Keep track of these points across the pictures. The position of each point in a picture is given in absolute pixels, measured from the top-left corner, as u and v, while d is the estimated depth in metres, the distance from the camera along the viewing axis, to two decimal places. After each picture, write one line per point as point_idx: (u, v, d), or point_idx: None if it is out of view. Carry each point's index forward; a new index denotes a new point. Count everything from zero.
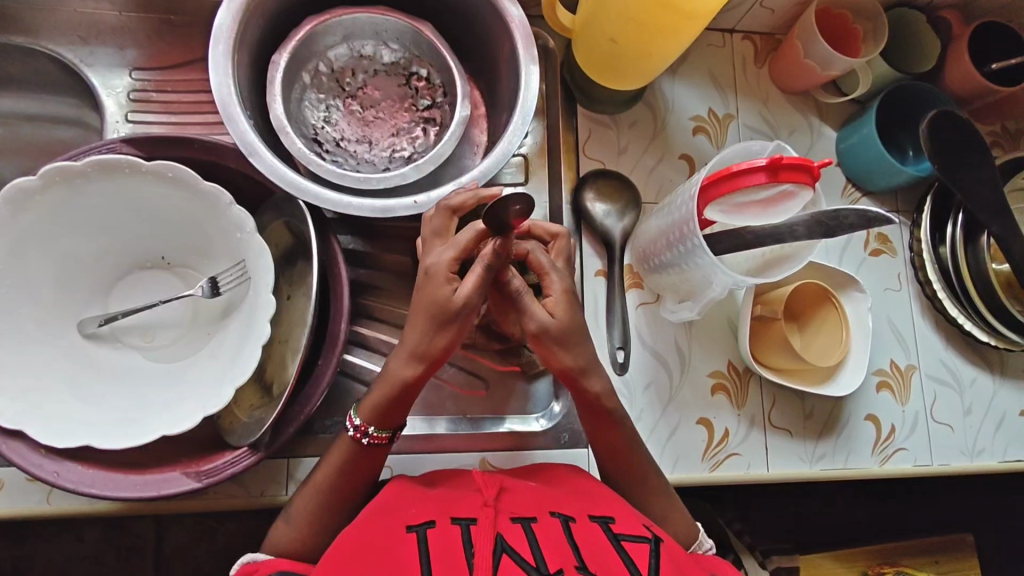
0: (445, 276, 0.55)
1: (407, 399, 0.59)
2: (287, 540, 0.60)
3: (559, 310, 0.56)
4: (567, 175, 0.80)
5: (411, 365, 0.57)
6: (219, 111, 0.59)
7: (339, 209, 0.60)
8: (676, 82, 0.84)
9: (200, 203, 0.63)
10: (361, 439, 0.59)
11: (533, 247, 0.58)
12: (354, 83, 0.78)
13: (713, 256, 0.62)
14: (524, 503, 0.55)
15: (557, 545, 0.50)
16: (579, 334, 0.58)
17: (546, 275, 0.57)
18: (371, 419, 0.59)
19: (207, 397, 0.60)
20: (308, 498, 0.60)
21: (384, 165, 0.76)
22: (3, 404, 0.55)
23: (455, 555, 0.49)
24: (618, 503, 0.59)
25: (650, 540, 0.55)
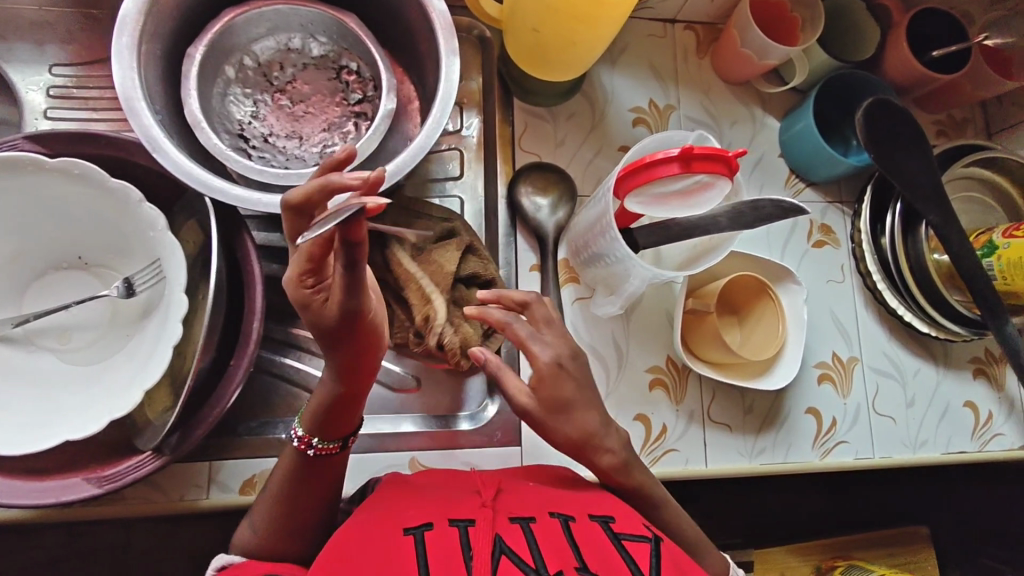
0: (307, 292, 0.46)
1: (346, 410, 0.55)
2: (253, 544, 0.57)
3: (546, 380, 0.55)
4: (503, 168, 0.79)
5: (337, 381, 0.53)
6: (122, 106, 0.58)
7: (250, 208, 0.59)
8: (616, 73, 0.83)
9: (110, 201, 0.62)
10: (307, 451, 0.56)
11: (511, 322, 0.55)
12: (282, 78, 0.76)
13: (628, 249, 0.62)
14: (523, 505, 0.55)
15: (558, 547, 0.50)
16: (572, 401, 0.55)
17: (529, 349, 0.55)
18: (314, 429, 0.55)
19: (118, 399, 0.58)
20: (269, 503, 0.58)
21: (313, 161, 0.75)
22: None
23: (452, 558, 0.48)
24: (619, 505, 0.59)
25: (650, 540, 0.54)
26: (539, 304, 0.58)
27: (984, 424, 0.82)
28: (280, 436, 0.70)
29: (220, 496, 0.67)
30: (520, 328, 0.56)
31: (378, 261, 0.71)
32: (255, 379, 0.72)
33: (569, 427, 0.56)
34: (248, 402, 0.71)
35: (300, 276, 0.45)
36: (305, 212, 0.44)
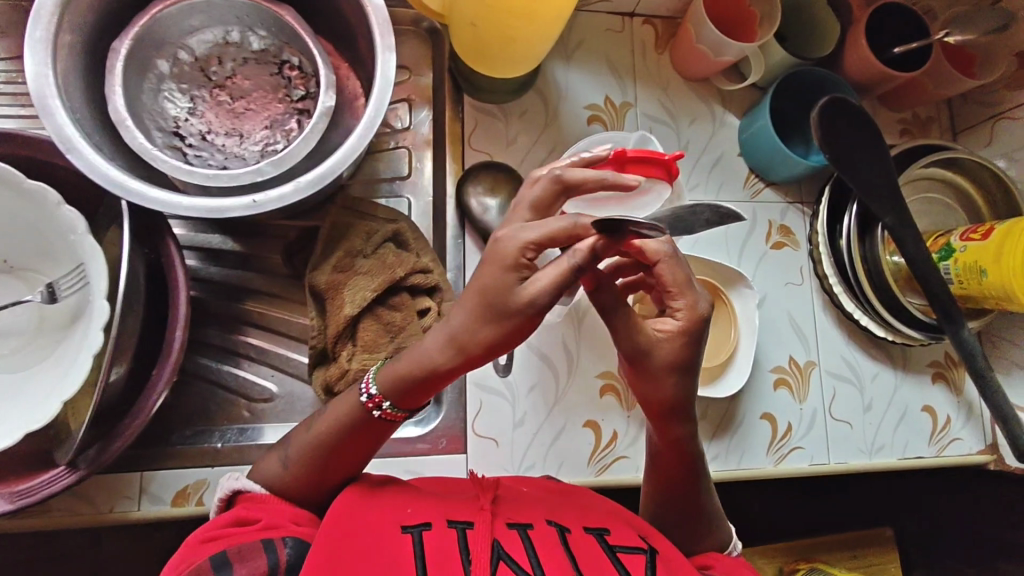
0: (514, 263, 0.49)
1: (430, 384, 0.53)
2: (278, 478, 0.56)
3: (673, 338, 0.53)
4: (452, 166, 0.77)
5: (444, 351, 0.52)
6: (33, 104, 0.55)
7: (169, 212, 0.56)
8: (571, 69, 0.81)
9: (29, 202, 0.59)
10: (374, 410, 0.55)
11: (665, 257, 0.52)
12: (221, 72, 0.73)
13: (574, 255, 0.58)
14: (520, 511, 0.57)
15: (555, 555, 0.52)
16: (694, 362, 0.54)
17: (677, 295, 0.53)
18: (388, 392, 0.53)
19: (36, 411, 0.56)
20: (306, 444, 0.57)
21: (254, 160, 0.72)
22: None
23: (451, 558, 0.49)
24: (613, 515, 0.61)
25: (646, 552, 0.56)
26: (679, 261, 0.53)
27: (942, 429, 0.81)
28: (215, 444, 0.68)
29: (151, 508, 0.65)
30: (677, 269, 0.53)
31: (314, 265, 0.69)
32: (192, 387, 0.70)
33: (653, 386, 0.55)
34: (183, 411, 0.69)
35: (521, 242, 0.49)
36: (569, 191, 0.51)
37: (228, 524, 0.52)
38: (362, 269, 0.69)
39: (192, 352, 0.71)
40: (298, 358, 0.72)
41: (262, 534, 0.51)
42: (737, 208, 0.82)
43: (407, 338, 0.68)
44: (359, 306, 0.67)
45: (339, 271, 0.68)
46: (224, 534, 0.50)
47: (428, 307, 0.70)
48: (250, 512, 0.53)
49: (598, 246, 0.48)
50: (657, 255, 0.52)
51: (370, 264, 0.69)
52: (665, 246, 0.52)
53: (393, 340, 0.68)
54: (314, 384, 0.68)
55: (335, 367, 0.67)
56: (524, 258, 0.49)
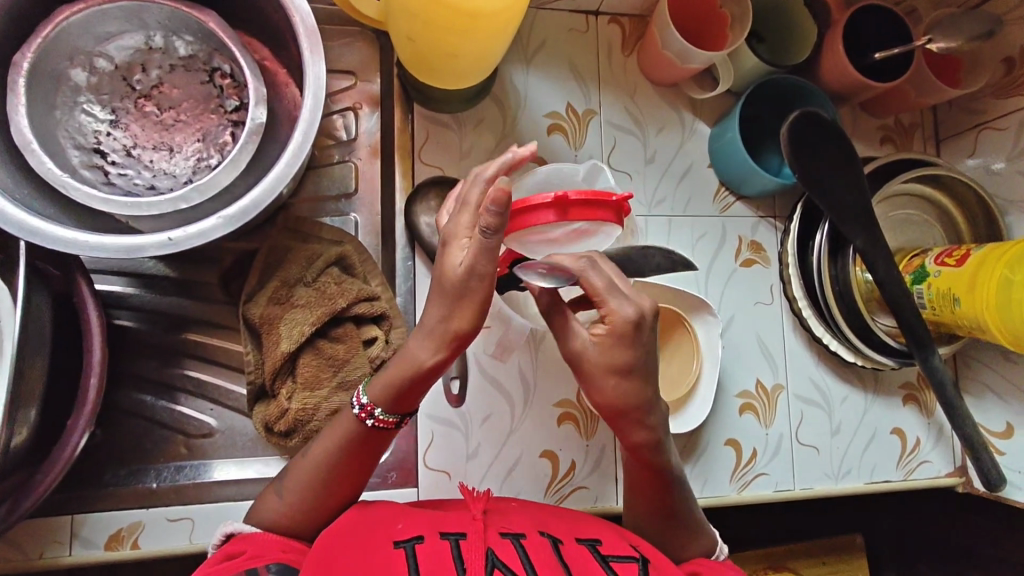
0: (456, 243, 0.49)
1: (418, 391, 0.54)
2: (277, 513, 0.56)
3: (604, 345, 0.48)
4: (401, 182, 0.72)
5: (434, 350, 0.52)
6: None
7: (74, 252, 0.51)
8: (531, 74, 0.75)
9: None
10: (366, 420, 0.55)
11: (584, 268, 0.48)
12: (145, 81, 0.67)
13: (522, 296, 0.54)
14: (512, 521, 0.55)
15: (548, 562, 0.50)
16: (635, 364, 0.48)
17: (604, 301, 0.48)
18: (379, 400, 0.54)
19: None
20: (304, 474, 0.57)
21: (185, 178, 0.67)
22: None
23: (445, 564, 0.48)
24: (607, 526, 0.60)
25: (638, 561, 0.54)
26: (603, 267, 0.49)
27: (911, 451, 0.78)
28: (151, 484, 0.65)
29: (83, 552, 0.62)
30: (600, 277, 0.48)
31: (248, 296, 0.64)
32: (126, 424, 0.66)
33: (597, 394, 0.50)
34: (118, 449, 0.66)
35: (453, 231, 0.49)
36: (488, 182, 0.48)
37: (217, 560, 0.52)
38: (300, 300, 0.64)
39: (126, 386, 0.67)
40: (239, 391, 0.68)
41: (247, 563, 0.51)
42: (705, 224, 0.77)
43: (351, 371, 0.64)
44: (296, 341, 0.63)
45: (275, 302, 0.64)
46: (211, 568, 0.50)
47: (375, 336, 0.66)
48: (236, 546, 0.53)
49: (499, 196, 0.42)
50: (571, 267, 0.49)
51: (308, 294, 0.65)
52: (584, 257, 0.49)
53: (337, 374, 0.64)
54: (253, 420, 0.64)
55: (273, 405, 0.63)
56: (466, 236, 0.49)
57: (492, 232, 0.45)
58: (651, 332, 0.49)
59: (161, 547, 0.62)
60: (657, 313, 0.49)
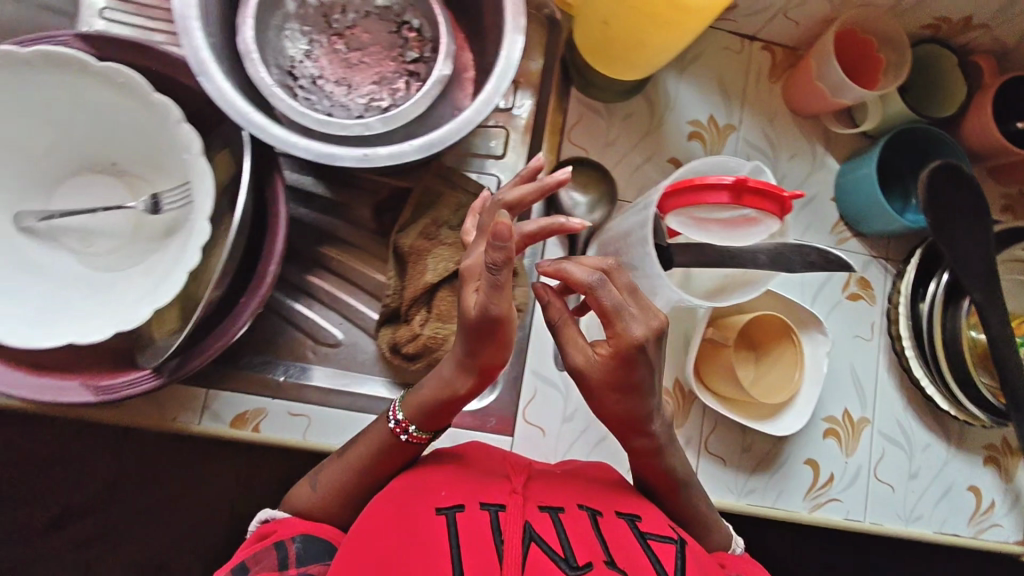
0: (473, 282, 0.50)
1: (449, 409, 0.56)
2: (307, 502, 0.58)
3: (602, 365, 0.48)
4: (547, 157, 0.77)
5: (464, 379, 0.54)
6: (175, 22, 0.56)
7: (285, 148, 0.56)
8: (682, 81, 0.80)
9: (149, 115, 0.60)
10: (401, 434, 0.57)
11: (594, 286, 0.45)
12: (342, 22, 0.74)
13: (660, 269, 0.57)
14: (551, 492, 0.53)
15: (585, 540, 0.48)
16: (639, 384, 0.49)
17: (613, 322, 0.46)
18: (413, 418, 0.56)
19: (126, 314, 0.58)
20: (341, 470, 0.59)
21: (358, 112, 0.72)
22: None
23: (485, 539, 0.46)
24: (644, 502, 0.58)
25: (676, 542, 0.53)
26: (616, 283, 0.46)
27: (984, 512, 0.79)
28: (278, 377, 0.69)
29: (211, 424, 0.66)
30: (611, 291, 0.46)
31: (401, 227, 0.70)
32: (263, 318, 0.71)
33: (601, 404, 0.52)
34: (251, 337, 0.70)
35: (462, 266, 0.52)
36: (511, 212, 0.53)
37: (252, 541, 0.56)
38: (448, 240, 0.69)
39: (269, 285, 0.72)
40: (367, 311, 0.72)
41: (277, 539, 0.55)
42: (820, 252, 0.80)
43: None
44: (440, 275, 0.67)
45: (424, 238, 0.69)
46: (246, 551, 0.54)
47: None
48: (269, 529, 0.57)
49: (500, 232, 0.42)
50: (579, 281, 0.46)
51: (454, 237, 0.70)
52: (596, 273, 0.46)
53: None
54: (379, 341, 0.69)
55: (407, 328, 0.68)
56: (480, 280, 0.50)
57: (498, 268, 0.44)
58: (657, 352, 0.47)
59: (281, 435, 0.67)
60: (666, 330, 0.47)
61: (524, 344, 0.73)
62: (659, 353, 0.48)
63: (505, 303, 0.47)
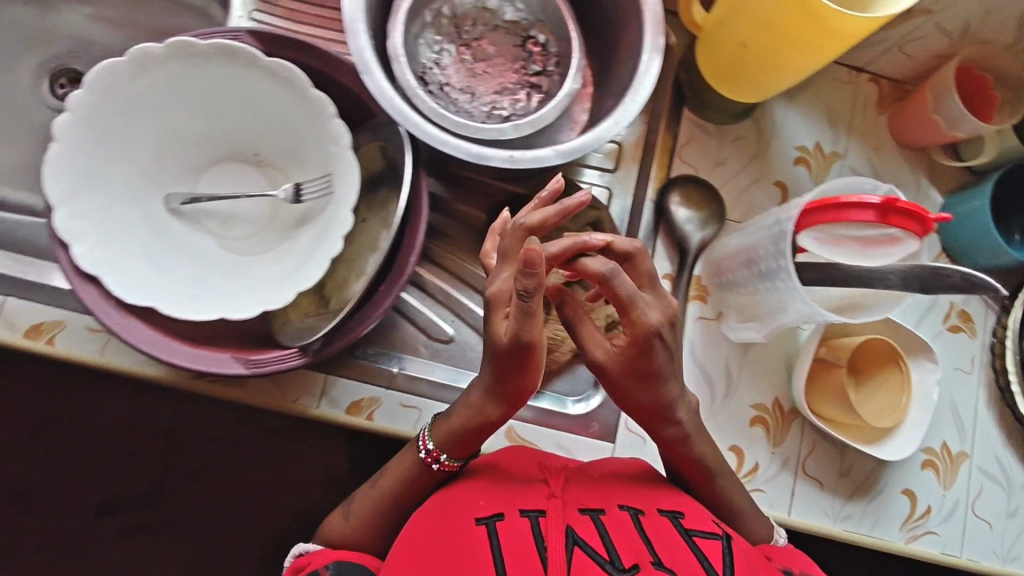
0: (502, 310, 0.50)
1: (479, 436, 0.57)
2: (341, 534, 0.60)
3: (621, 353, 0.51)
4: (656, 173, 0.79)
5: (494, 406, 0.55)
6: (344, 24, 0.59)
7: (437, 146, 0.60)
8: (791, 107, 0.82)
9: (303, 108, 0.64)
10: (432, 464, 0.58)
11: (610, 277, 0.48)
12: (471, 33, 0.77)
13: (798, 283, 0.60)
14: (590, 496, 0.53)
15: (629, 539, 0.48)
16: (658, 370, 0.51)
17: (630, 310, 0.48)
18: (445, 447, 0.57)
19: (271, 294, 0.61)
20: (370, 500, 0.61)
21: (480, 120, 0.76)
22: (92, 247, 0.57)
23: (527, 546, 0.46)
24: (685, 498, 0.56)
25: (722, 537, 0.51)
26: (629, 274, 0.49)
27: None
28: (392, 368, 0.71)
29: (328, 410, 0.69)
30: (626, 280, 0.48)
31: None
32: None
33: (625, 399, 0.53)
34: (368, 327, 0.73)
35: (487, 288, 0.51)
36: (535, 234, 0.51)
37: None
38: None
39: None
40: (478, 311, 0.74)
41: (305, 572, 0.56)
42: None
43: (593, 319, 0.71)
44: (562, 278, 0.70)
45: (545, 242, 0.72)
46: None
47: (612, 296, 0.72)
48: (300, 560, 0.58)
49: (532, 258, 0.43)
50: (595, 273, 0.48)
51: None
52: (610, 264, 0.49)
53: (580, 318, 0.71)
54: None
55: None
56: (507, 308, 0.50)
57: (528, 295, 0.45)
58: (672, 338, 0.50)
59: (395, 425, 0.69)
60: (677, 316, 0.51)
61: None
62: (675, 338, 0.51)
63: (536, 328, 0.47)
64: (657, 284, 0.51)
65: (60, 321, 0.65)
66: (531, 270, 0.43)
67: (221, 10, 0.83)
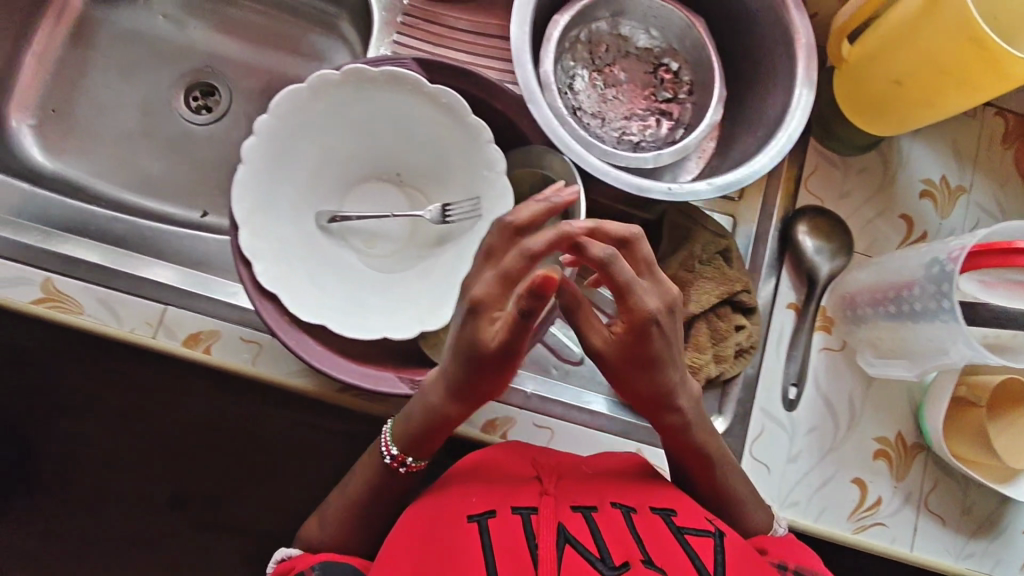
0: (490, 316, 0.46)
1: (441, 432, 0.56)
2: (320, 539, 0.60)
3: (618, 341, 0.50)
4: (780, 203, 0.79)
5: (458, 406, 0.54)
6: (512, 54, 0.62)
7: (598, 174, 0.62)
8: (917, 141, 0.82)
9: (458, 134, 0.65)
10: (399, 467, 0.58)
11: (609, 264, 0.46)
12: (605, 58, 0.77)
13: (964, 325, 0.62)
14: (584, 492, 0.53)
15: (621, 537, 0.48)
16: (659, 358, 0.50)
17: (628, 297, 0.47)
18: (407, 450, 0.57)
19: (429, 314, 0.63)
20: (344, 503, 0.60)
21: (611, 145, 0.76)
22: (268, 264, 0.60)
23: (519, 543, 0.46)
24: (678, 494, 0.56)
25: (715, 535, 0.51)
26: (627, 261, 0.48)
27: None
28: (526, 389, 0.73)
29: (464, 427, 0.71)
30: (624, 266, 0.47)
31: (662, 257, 0.74)
32: None
33: (625, 384, 0.53)
34: None
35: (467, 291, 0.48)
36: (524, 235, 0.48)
37: None
38: (707, 274, 0.72)
39: None
40: None
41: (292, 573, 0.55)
42: None
43: (726, 347, 0.72)
44: (702, 306, 0.70)
45: (685, 269, 0.72)
46: None
47: (744, 325, 0.73)
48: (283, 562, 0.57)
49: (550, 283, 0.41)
50: (595, 260, 0.45)
51: (710, 271, 0.72)
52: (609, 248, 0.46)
53: (715, 346, 0.72)
54: None
55: None
56: (496, 313, 0.46)
57: (530, 313, 0.43)
58: (671, 326, 0.50)
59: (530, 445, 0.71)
60: (677, 304, 0.50)
61: (752, 381, 0.75)
62: (673, 325, 0.50)
63: (526, 341, 0.46)
64: (653, 269, 0.49)
65: (217, 331, 0.68)
66: (541, 291, 0.41)
67: (356, 32, 0.86)
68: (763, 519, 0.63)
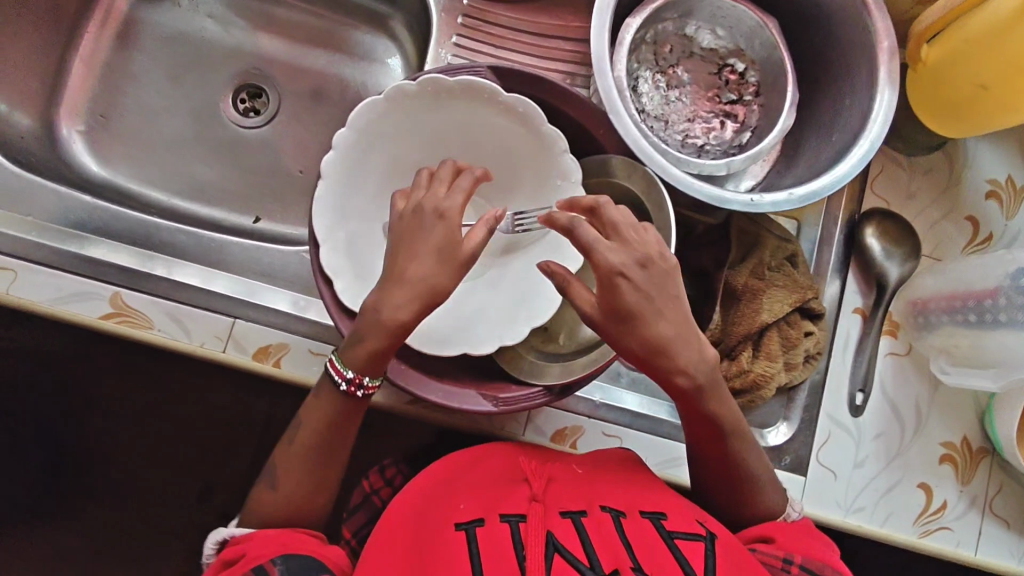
0: (453, 218, 0.53)
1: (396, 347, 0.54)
2: (275, 503, 0.54)
3: (601, 299, 0.51)
4: (846, 207, 0.78)
5: (409, 307, 0.51)
6: (593, 64, 0.61)
7: (679, 184, 0.61)
8: (984, 140, 0.80)
9: (532, 143, 0.64)
10: (358, 391, 0.55)
11: (573, 228, 0.51)
12: (668, 59, 0.76)
13: None
14: (572, 497, 0.52)
15: (607, 542, 0.46)
16: (638, 309, 0.50)
17: (592, 254, 0.51)
18: (362, 366, 0.53)
19: (507, 328, 0.62)
20: (299, 455, 0.55)
21: (675, 148, 0.74)
22: (348, 281, 0.59)
23: (505, 552, 0.45)
24: (674, 498, 0.54)
25: (705, 538, 0.49)
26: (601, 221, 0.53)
27: None
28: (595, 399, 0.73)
29: (534, 437, 0.71)
30: (587, 229, 0.51)
31: (730, 264, 0.72)
32: None
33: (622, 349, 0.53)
34: None
35: (414, 201, 0.55)
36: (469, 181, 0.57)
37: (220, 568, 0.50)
38: (778, 282, 0.71)
39: None
40: None
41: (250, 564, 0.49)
42: None
43: (797, 354, 0.71)
44: (774, 315, 0.70)
45: (756, 277, 0.71)
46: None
47: (813, 331, 0.72)
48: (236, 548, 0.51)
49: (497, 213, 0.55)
50: (561, 228, 0.52)
51: (780, 278, 0.71)
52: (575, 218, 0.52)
53: (786, 354, 0.71)
54: None
55: (734, 365, 0.71)
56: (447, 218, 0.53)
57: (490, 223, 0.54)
58: (646, 277, 0.51)
59: None
60: (655, 257, 0.51)
61: (819, 386, 0.75)
62: (649, 278, 0.51)
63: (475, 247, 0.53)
64: (632, 227, 0.53)
65: (286, 344, 0.68)
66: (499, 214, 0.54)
67: (409, 32, 0.84)
68: (778, 501, 0.60)
